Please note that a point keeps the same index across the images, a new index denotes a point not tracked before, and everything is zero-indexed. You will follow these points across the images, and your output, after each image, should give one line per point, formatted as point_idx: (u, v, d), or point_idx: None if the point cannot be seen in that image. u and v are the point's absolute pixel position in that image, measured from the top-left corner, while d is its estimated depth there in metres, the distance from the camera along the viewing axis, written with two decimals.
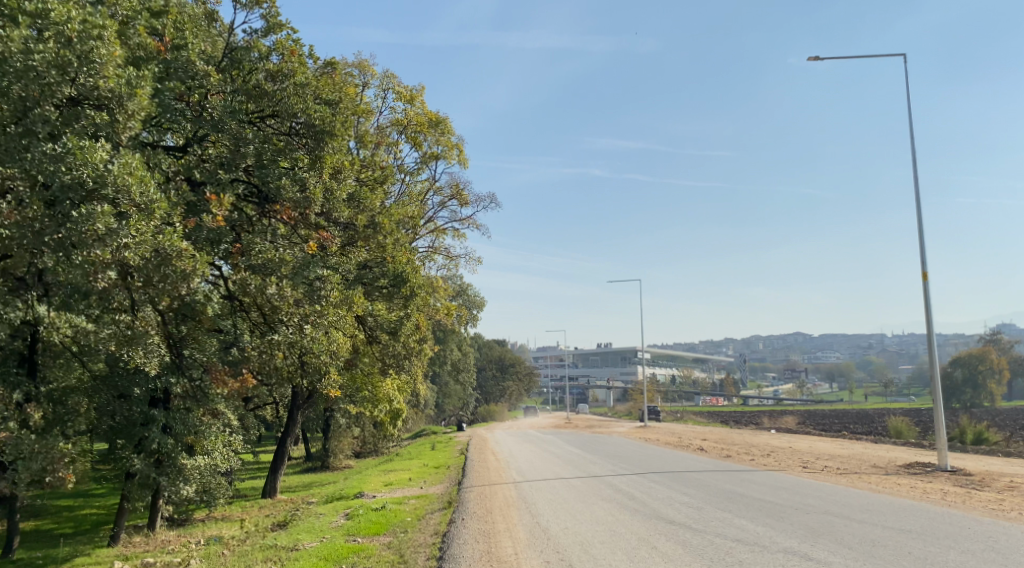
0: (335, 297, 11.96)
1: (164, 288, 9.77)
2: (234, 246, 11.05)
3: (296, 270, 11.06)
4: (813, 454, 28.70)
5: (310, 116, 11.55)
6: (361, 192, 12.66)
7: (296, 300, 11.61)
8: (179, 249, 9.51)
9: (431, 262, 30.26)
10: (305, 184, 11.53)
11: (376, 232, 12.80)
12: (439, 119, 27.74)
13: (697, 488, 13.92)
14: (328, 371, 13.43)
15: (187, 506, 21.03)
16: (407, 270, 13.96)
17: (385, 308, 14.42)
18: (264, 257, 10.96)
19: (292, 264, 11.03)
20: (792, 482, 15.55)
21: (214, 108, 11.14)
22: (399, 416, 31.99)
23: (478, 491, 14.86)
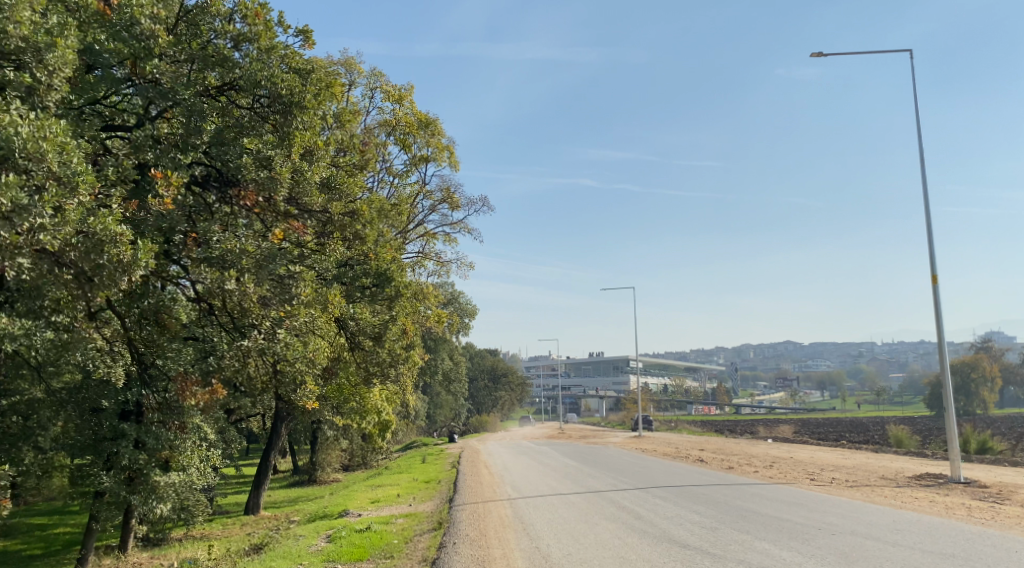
0: (308, 296, 11.24)
1: (102, 284, 8.74)
2: (190, 234, 9.92)
3: (257, 262, 10.20)
4: (816, 465, 27.84)
5: (276, 84, 10.53)
6: (339, 177, 11.95)
7: (264, 300, 10.78)
8: (114, 234, 8.52)
9: (421, 269, 29.32)
10: (270, 164, 10.77)
11: (354, 220, 12.14)
12: (429, 119, 26.79)
13: (706, 505, 12.99)
14: (305, 381, 12.41)
15: (164, 524, 19.95)
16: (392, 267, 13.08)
17: (368, 312, 13.54)
18: (222, 249, 10.08)
19: (251, 256, 10.21)
20: (804, 497, 14.65)
21: (164, 76, 9.88)
22: (388, 428, 30.95)
23: (469, 510, 13.83)
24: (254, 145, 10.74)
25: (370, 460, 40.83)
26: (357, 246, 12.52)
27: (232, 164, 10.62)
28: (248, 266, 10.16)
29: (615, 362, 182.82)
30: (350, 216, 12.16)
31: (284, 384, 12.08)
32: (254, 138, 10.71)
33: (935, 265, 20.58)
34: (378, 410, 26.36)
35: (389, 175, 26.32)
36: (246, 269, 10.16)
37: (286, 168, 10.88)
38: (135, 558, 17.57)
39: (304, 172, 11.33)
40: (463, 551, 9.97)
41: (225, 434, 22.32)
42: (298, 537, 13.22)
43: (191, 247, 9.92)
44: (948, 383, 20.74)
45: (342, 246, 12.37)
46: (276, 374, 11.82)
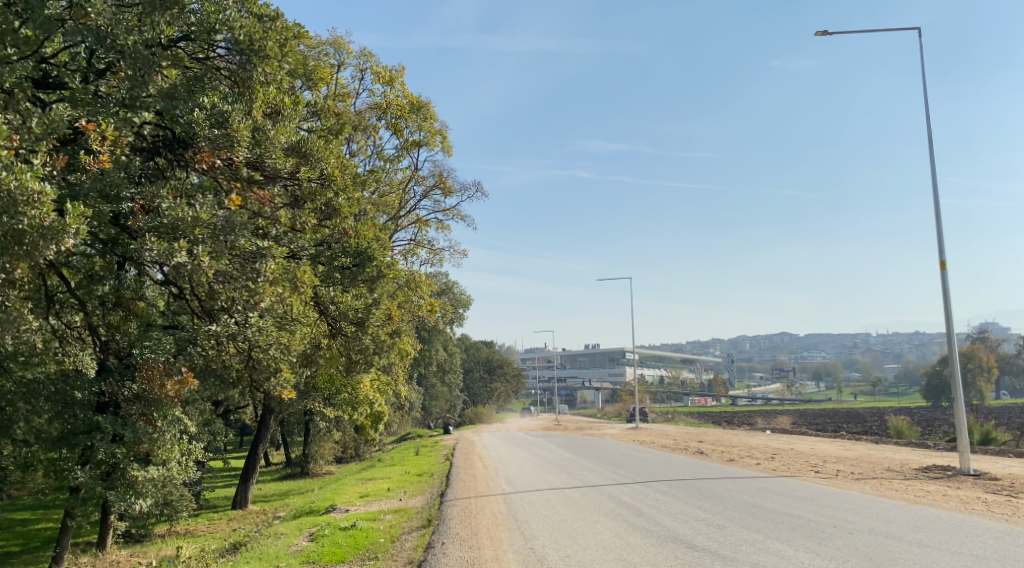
0: (275, 272, 10.01)
1: (29, 253, 7.97)
2: (138, 201, 9.20)
3: (212, 230, 9.28)
4: (818, 456, 27.23)
5: (234, 31, 9.48)
6: (310, 142, 11.13)
7: (226, 277, 9.86)
8: (37, 192, 7.72)
9: (413, 257, 28.57)
10: (226, 119, 9.82)
11: (325, 187, 10.99)
12: (421, 102, 25.98)
13: (711, 500, 12.30)
14: (281, 369, 11.29)
15: (147, 520, 19.26)
16: (374, 247, 11.86)
17: (347, 296, 12.19)
18: (172, 217, 9.07)
19: (205, 224, 9.20)
20: (812, 490, 13.98)
21: (102, 19, 8.46)
22: (380, 420, 30.25)
23: (461, 506, 13.07)
24: (210, 100, 9.70)
25: (364, 452, 40.16)
26: (333, 221, 11.52)
27: (184, 121, 9.46)
28: (203, 235, 9.19)
29: (611, 353, 182.44)
30: (321, 183, 10.97)
31: (257, 371, 11.03)
32: (211, 92, 9.70)
33: (943, 250, 19.92)
34: (370, 401, 25.62)
35: (380, 160, 25.55)
36: (199, 240, 9.15)
37: (246, 127, 10.00)
38: (114, 556, 16.85)
39: (267, 131, 10.33)
40: (451, 553, 9.20)
41: (209, 425, 21.52)
42: (279, 537, 12.46)
43: (139, 214, 9.10)
44: (956, 373, 20.08)
45: (315, 217, 11.29)
46: (248, 359, 10.84)
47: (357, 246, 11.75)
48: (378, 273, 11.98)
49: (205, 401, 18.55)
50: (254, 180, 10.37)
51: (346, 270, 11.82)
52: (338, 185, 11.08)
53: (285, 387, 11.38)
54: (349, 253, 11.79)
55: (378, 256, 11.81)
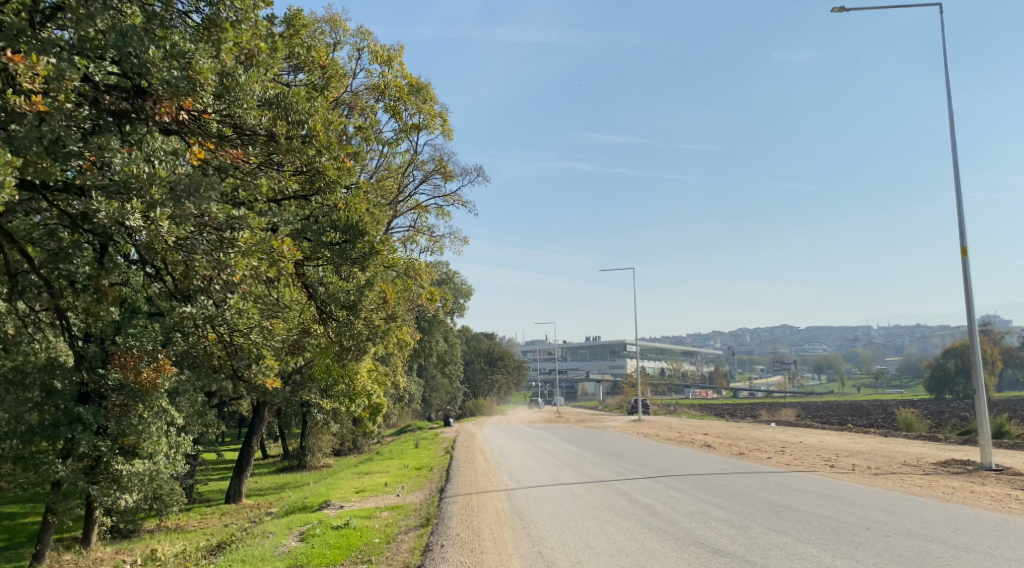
0: (248, 241, 8.96)
1: None
2: (87, 157, 7.76)
3: (174, 191, 7.93)
4: (829, 450, 26.48)
5: None
6: (292, 95, 9.73)
7: (188, 247, 8.61)
8: None
9: (412, 244, 27.82)
10: (189, 59, 8.37)
11: (306, 143, 9.79)
12: (420, 84, 25.11)
13: (728, 498, 11.56)
14: (263, 356, 10.35)
15: (135, 514, 18.56)
16: (365, 220, 10.87)
17: (338, 278, 11.38)
18: (124, 173, 7.71)
19: (163, 182, 7.93)
20: (834, 486, 13.24)
21: None
22: (378, 411, 29.53)
23: (461, 503, 12.32)
24: (173, 39, 8.30)
25: (362, 445, 39.49)
26: (318, 182, 10.22)
27: (138, 61, 7.97)
28: (163, 196, 7.93)
29: (612, 345, 181.82)
30: (303, 138, 9.85)
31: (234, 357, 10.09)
32: (175, 31, 8.32)
33: (965, 236, 19.09)
34: (368, 393, 24.84)
35: (378, 143, 24.72)
36: (157, 200, 7.85)
37: (211, 69, 8.54)
38: (98, 554, 16.12)
39: (238, 77, 8.88)
40: (451, 557, 8.38)
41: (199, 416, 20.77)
42: (267, 536, 11.68)
43: (87, 171, 7.72)
44: (977, 363, 19.31)
45: (296, 184, 10.27)
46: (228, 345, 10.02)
47: (345, 219, 10.81)
48: (371, 250, 10.97)
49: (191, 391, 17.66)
50: (225, 137, 9.36)
51: (337, 246, 10.85)
52: (323, 146, 9.86)
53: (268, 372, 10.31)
54: (336, 226, 10.84)
55: (372, 230, 10.85)
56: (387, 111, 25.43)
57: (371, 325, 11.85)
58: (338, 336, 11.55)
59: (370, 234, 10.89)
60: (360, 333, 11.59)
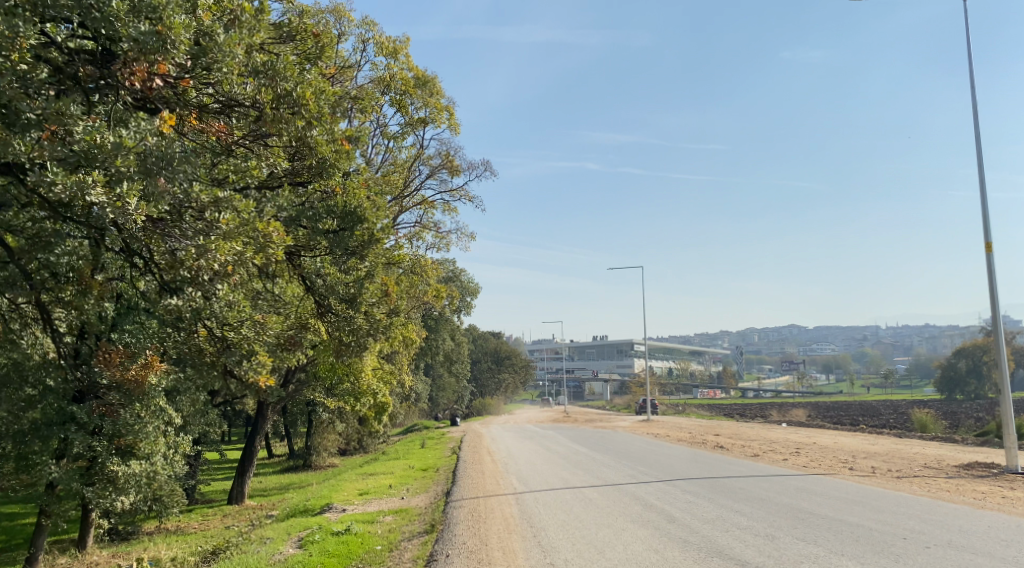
0: (229, 222, 8.20)
1: None
2: (46, 128, 7.11)
3: (144, 165, 7.42)
4: (845, 451, 25.84)
5: None
6: (278, 61, 8.90)
7: (168, 236, 8.13)
8: None
9: (419, 241, 27.31)
10: (158, 13, 7.54)
11: (295, 112, 8.99)
12: (427, 76, 24.58)
13: (749, 503, 11.02)
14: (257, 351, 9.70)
15: (134, 516, 18.11)
16: (365, 206, 10.07)
17: (336, 269, 10.76)
18: (85, 142, 7.19)
19: (129, 153, 7.25)
20: (857, 491, 12.67)
21: None
22: (384, 411, 29.04)
23: (468, 508, 11.80)
24: None
25: (368, 445, 39.03)
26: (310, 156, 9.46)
27: (100, 14, 7.32)
28: (135, 171, 7.38)
29: (619, 345, 181.18)
30: (289, 108, 9.02)
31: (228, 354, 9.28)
32: None
33: (990, 231, 18.43)
34: (374, 392, 24.33)
35: (383, 137, 24.22)
36: (124, 172, 7.31)
37: (183, 25, 7.77)
38: (94, 557, 15.67)
39: (215, 34, 8.29)
40: None
41: (200, 415, 20.31)
42: (264, 542, 11.15)
43: (44, 142, 7.08)
44: (1001, 363, 18.66)
45: (286, 161, 9.63)
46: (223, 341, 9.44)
47: (342, 205, 10.07)
48: (371, 237, 10.21)
49: (187, 389, 17.12)
50: (206, 109, 8.79)
51: (334, 233, 10.08)
52: (312, 116, 9.09)
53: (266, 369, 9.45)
54: (333, 210, 10.07)
55: (371, 217, 10.05)
56: (393, 105, 24.92)
57: (372, 318, 11.23)
58: (336, 328, 11.14)
59: (370, 220, 10.08)
60: (360, 326, 11.09)
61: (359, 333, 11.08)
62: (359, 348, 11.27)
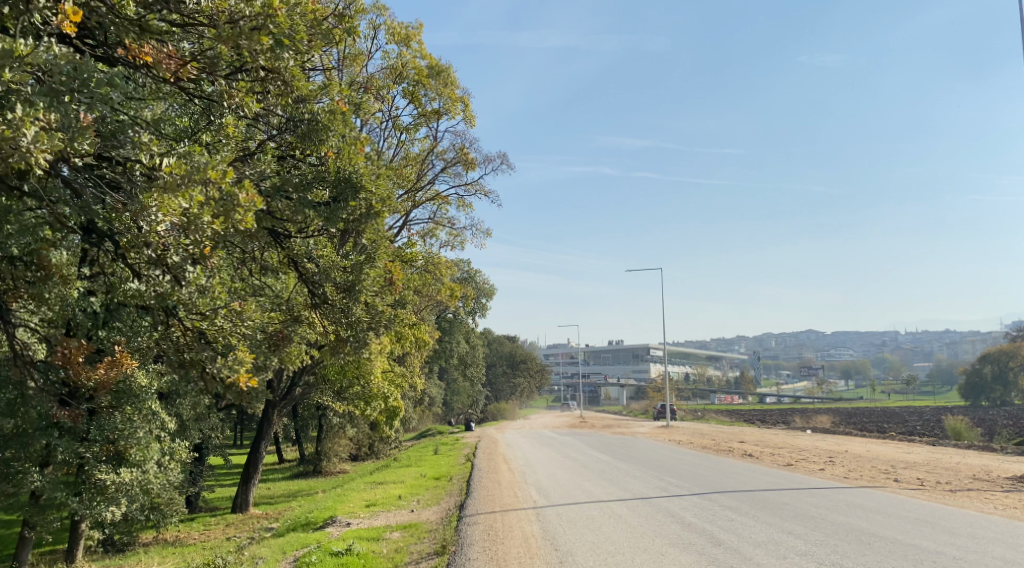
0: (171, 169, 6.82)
1: None
2: None
3: (49, 84, 6.26)
4: (881, 460, 24.49)
5: None
6: None
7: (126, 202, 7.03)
8: None
9: (433, 239, 26.24)
10: None
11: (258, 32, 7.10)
12: (440, 65, 23.50)
13: (801, 522, 9.86)
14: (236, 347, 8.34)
15: (128, 526, 17.06)
16: (361, 171, 9.10)
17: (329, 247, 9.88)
18: None
19: (21, 64, 5.86)
20: (917, 506, 11.42)
21: None
22: (396, 415, 27.96)
23: (484, 525, 10.66)
24: None
25: (379, 450, 37.93)
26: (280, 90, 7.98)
27: None
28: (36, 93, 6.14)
29: (635, 349, 179.52)
30: (252, 23, 7.18)
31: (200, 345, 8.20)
32: None
33: None
34: (385, 396, 23.17)
35: (394, 128, 23.16)
36: (17, 91, 6.00)
37: None
38: None
39: None
40: None
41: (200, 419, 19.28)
42: (256, 563, 9.99)
43: None
44: None
45: (257, 104, 8.05)
46: (199, 331, 8.37)
47: (335, 172, 9.02)
48: (368, 208, 9.27)
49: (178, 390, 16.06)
50: (149, 27, 7.11)
51: (329, 204, 9.01)
52: (282, 35, 7.15)
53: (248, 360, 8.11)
54: (324, 178, 9.07)
55: (367, 185, 9.08)
56: (405, 96, 23.90)
57: (371, 310, 10.09)
58: (331, 321, 9.61)
59: (365, 186, 9.09)
60: (359, 319, 9.79)
61: (359, 325, 9.82)
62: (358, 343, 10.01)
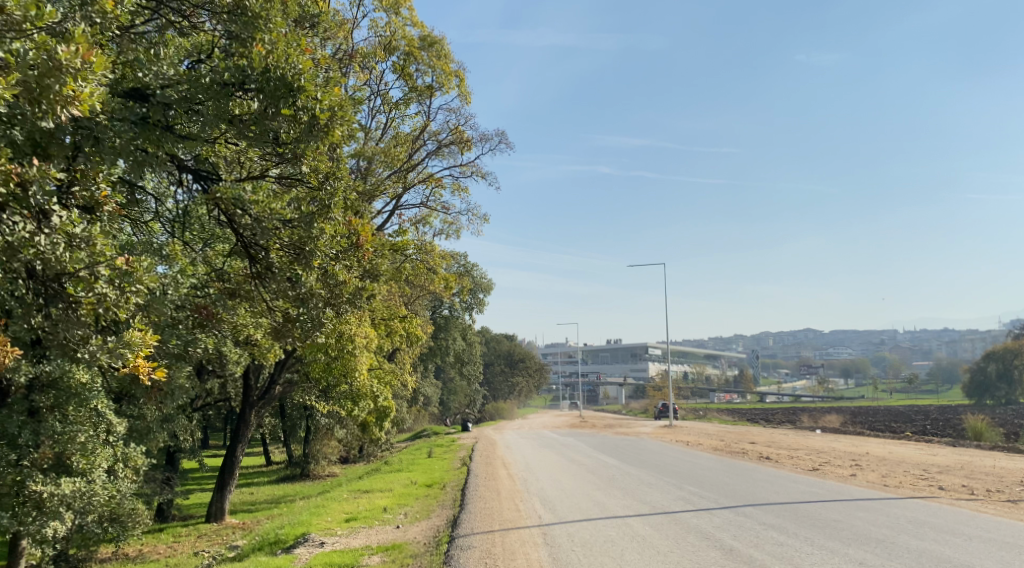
0: None
1: None
2: None
3: None
4: (910, 463, 22.75)
5: None
6: None
7: None
8: None
9: (427, 227, 24.49)
10: None
11: None
12: (433, 37, 21.67)
13: (871, 547, 8.21)
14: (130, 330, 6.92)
15: (82, 539, 15.25)
16: (294, 72, 7.28)
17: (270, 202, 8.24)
18: None
19: None
20: (993, 524, 9.76)
21: None
22: (386, 415, 26.25)
23: (482, 548, 8.96)
24: None
25: (371, 453, 36.18)
26: None
27: None
28: None
29: (634, 348, 177.95)
30: None
31: (78, 323, 6.99)
32: None
33: None
34: (375, 395, 21.42)
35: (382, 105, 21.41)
36: None
37: None
38: None
39: None
40: None
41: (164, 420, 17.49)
42: None
43: None
44: None
45: None
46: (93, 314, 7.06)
47: (262, 70, 7.23)
48: (312, 124, 7.47)
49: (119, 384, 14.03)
50: None
51: (257, 118, 7.32)
52: None
53: (141, 348, 6.88)
54: (249, 83, 7.29)
55: (306, 84, 7.24)
56: (394, 71, 22.17)
57: (328, 275, 8.68)
58: (276, 292, 8.49)
59: (305, 91, 7.31)
60: (310, 290, 8.54)
61: (313, 295, 8.57)
62: (313, 325, 8.70)
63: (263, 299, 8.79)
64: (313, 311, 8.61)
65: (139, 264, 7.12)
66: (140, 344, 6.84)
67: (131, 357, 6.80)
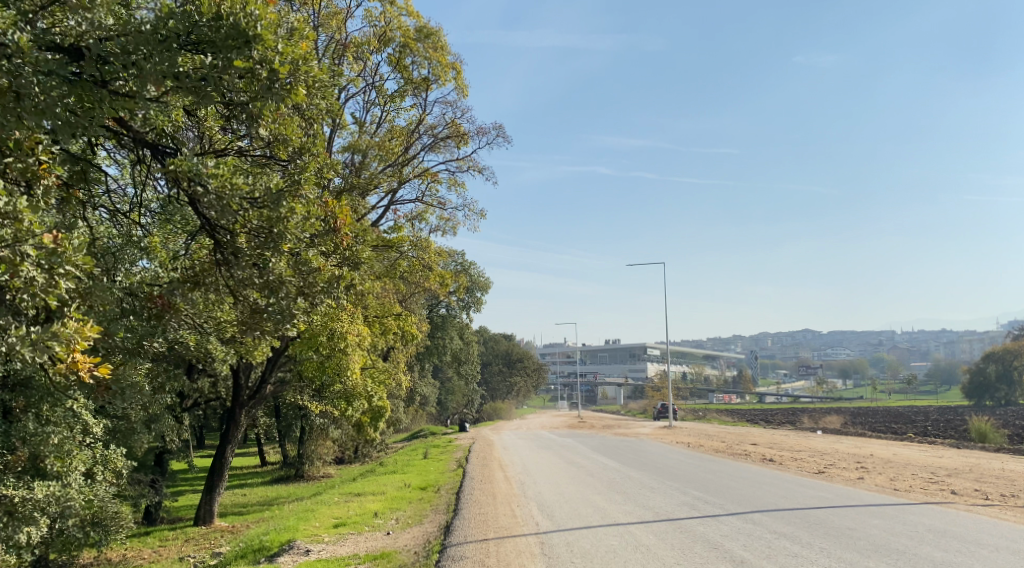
0: None
1: None
2: None
3: None
4: (916, 466, 22.24)
5: None
6: None
7: None
8: None
9: (422, 223, 23.95)
10: None
11: None
12: (430, 29, 21.07)
13: (891, 560, 7.71)
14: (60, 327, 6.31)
15: (62, 545, 14.69)
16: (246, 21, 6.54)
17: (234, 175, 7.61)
18: None
19: None
20: (1016, 533, 9.26)
21: None
22: (381, 415, 25.74)
23: (476, 558, 8.42)
24: None
25: (366, 453, 35.67)
26: None
27: None
28: None
29: (632, 348, 177.45)
30: None
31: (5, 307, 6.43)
32: None
33: None
34: (369, 395, 20.91)
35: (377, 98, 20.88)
36: None
37: None
38: None
39: None
40: None
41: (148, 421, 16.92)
42: None
43: None
44: None
45: None
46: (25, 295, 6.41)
47: (213, 16, 6.49)
48: (272, 81, 6.79)
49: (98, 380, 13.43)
50: None
51: (205, 74, 6.50)
52: None
53: (74, 342, 6.42)
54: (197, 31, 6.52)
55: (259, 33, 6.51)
56: (389, 63, 21.61)
57: (299, 260, 8.52)
58: (243, 278, 8.28)
59: (263, 40, 6.58)
60: (278, 275, 8.27)
61: (285, 284, 8.34)
62: (284, 318, 8.45)
63: (228, 287, 8.75)
64: (284, 302, 8.39)
65: (67, 244, 6.62)
66: (70, 336, 6.31)
67: (59, 351, 6.28)
